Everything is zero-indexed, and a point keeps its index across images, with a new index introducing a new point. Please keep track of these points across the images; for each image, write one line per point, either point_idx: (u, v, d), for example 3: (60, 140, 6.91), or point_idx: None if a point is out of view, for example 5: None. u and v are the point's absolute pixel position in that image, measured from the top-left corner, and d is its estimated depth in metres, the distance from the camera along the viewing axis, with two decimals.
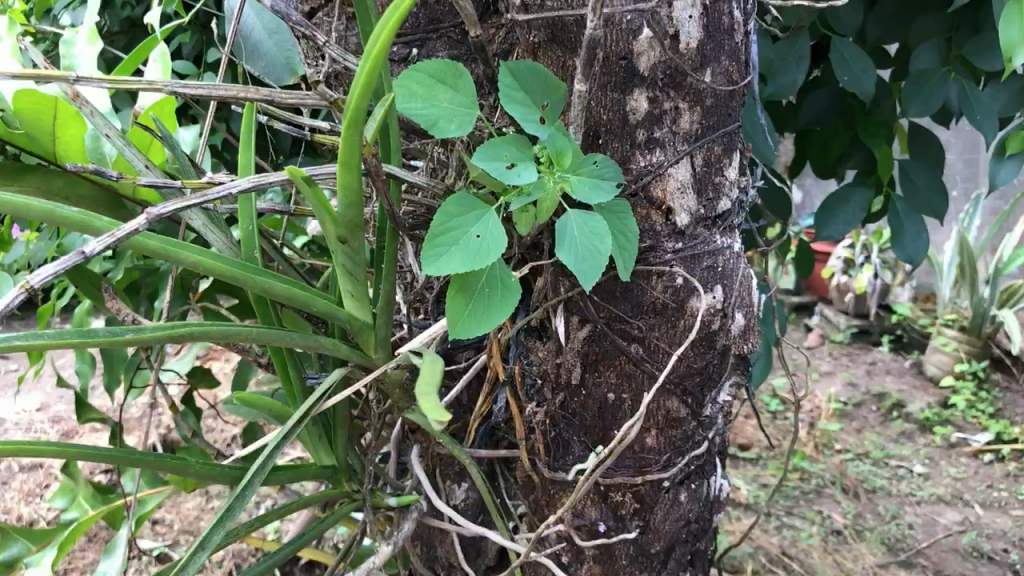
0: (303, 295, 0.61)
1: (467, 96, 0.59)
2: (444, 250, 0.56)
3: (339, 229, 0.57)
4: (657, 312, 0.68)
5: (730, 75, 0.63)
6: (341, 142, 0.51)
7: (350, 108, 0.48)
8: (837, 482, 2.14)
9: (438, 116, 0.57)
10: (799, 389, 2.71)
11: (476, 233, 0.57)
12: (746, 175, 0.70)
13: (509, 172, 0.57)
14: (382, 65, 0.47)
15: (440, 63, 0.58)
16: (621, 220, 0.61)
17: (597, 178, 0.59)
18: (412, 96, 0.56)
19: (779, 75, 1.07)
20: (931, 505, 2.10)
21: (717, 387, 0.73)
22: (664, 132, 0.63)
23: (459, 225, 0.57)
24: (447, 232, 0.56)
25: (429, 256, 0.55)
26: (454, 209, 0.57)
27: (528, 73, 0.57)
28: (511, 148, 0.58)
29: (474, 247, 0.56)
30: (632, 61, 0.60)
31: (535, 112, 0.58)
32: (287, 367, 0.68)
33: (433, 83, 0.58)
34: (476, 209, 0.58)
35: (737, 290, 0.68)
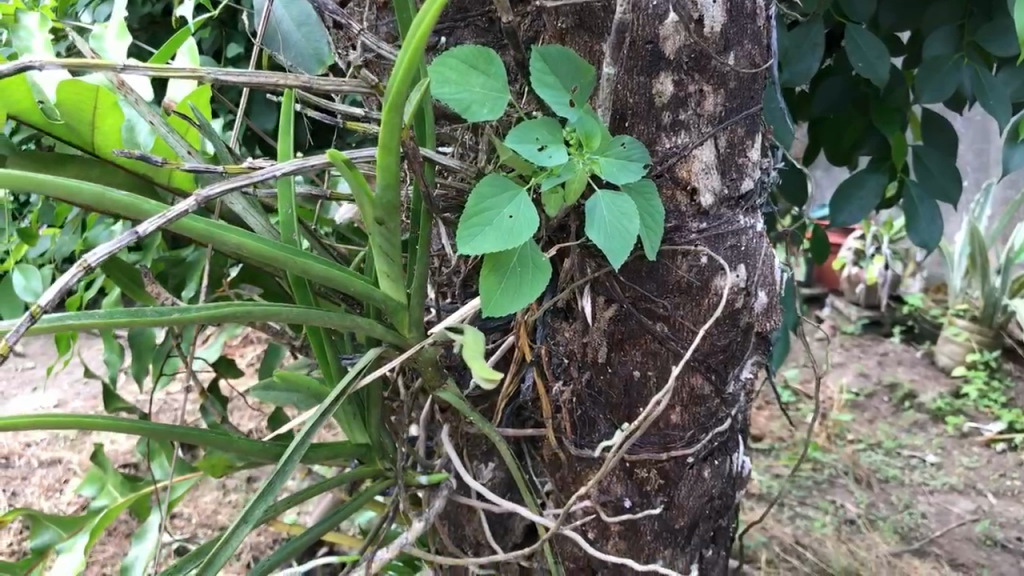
0: (340, 276, 0.63)
1: (499, 83, 0.61)
2: (478, 230, 0.58)
3: (377, 211, 0.59)
4: (682, 291, 0.70)
5: (753, 59, 0.65)
6: (381, 125, 0.53)
7: (391, 93, 0.50)
8: (849, 473, 2.16)
9: (470, 101, 0.59)
10: (812, 380, 2.72)
11: (509, 213, 0.59)
12: (769, 157, 0.71)
13: (540, 154, 0.59)
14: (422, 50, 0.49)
15: (473, 51, 0.60)
16: (648, 200, 0.63)
17: (624, 159, 0.61)
18: (446, 81, 0.59)
19: (794, 63, 1.08)
20: (944, 494, 2.12)
21: (739, 364, 0.75)
22: (689, 114, 0.64)
23: (493, 206, 0.59)
24: (482, 212, 0.58)
25: (464, 236, 0.57)
26: (488, 190, 0.59)
27: (558, 58, 0.59)
28: (542, 131, 0.60)
29: (508, 228, 0.58)
30: (658, 45, 0.62)
31: (565, 96, 0.60)
32: (323, 346, 0.70)
33: (466, 69, 0.60)
34: (509, 190, 0.60)
35: (759, 270, 0.70)
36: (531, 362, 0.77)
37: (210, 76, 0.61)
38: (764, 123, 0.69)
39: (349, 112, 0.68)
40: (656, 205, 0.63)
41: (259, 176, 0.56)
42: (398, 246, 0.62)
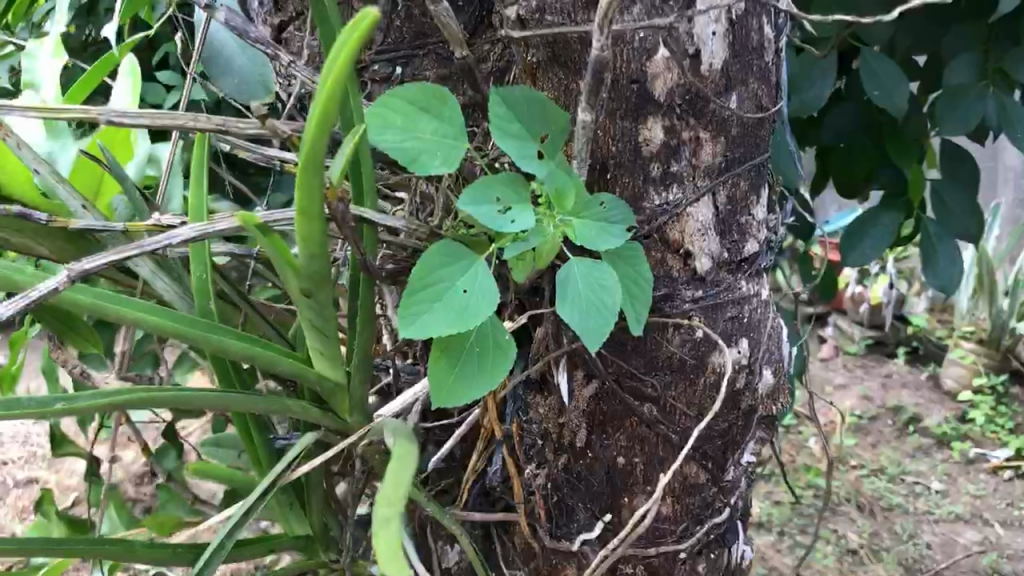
0: (265, 355, 0.53)
1: (455, 128, 0.51)
2: (425, 307, 0.48)
3: (302, 283, 0.49)
4: (674, 369, 0.60)
5: (759, 100, 0.55)
6: (297, 187, 0.42)
7: (305, 149, 0.40)
8: (852, 499, 2.04)
9: (418, 150, 0.49)
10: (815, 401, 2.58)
11: (463, 287, 0.49)
12: (778, 212, 0.61)
13: (500, 219, 0.48)
14: (332, 119, 0.38)
15: (423, 90, 0.50)
16: (633, 268, 0.53)
17: (604, 221, 0.51)
18: (390, 125, 0.49)
19: (804, 91, 0.97)
20: (949, 524, 2.00)
21: (740, 448, 0.64)
22: (682, 165, 0.54)
23: (444, 279, 0.49)
24: (431, 287, 0.48)
25: (406, 315, 0.47)
26: (439, 261, 0.49)
27: (525, 100, 0.49)
28: (505, 188, 0.49)
29: (459, 306, 0.48)
30: (645, 85, 0.51)
31: (533, 145, 0.50)
32: (253, 432, 0.60)
33: (414, 111, 0.50)
34: (465, 259, 0.50)
35: (764, 345, 0.60)
36: (500, 440, 0.67)
37: (102, 117, 0.50)
38: (771, 173, 0.59)
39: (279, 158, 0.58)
40: (642, 274, 0.53)
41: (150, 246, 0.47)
42: (333, 322, 0.52)
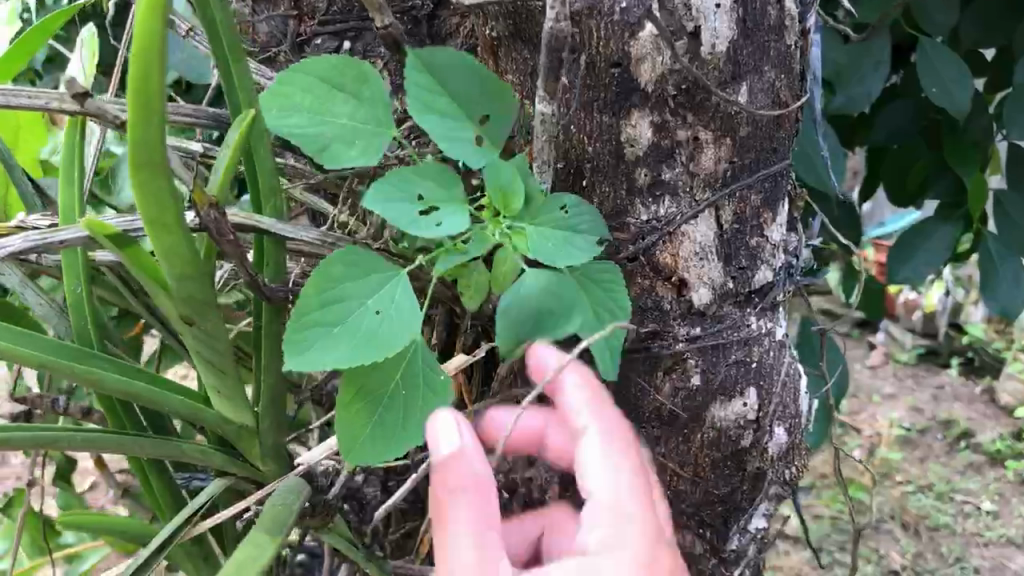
0: (149, 391, 0.42)
1: (380, 112, 0.39)
2: (322, 332, 0.35)
3: (177, 306, 0.39)
4: (663, 422, 0.48)
5: (776, 92, 0.43)
6: (145, 206, 0.33)
7: (136, 156, 0.31)
8: (895, 516, 1.54)
9: (328, 138, 0.37)
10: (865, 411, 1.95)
11: (375, 308, 0.36)
12: (801, 232, 0.49)
13: (424, 219, 0.37)
14: (158, 106, 0.30)
15: (336, 63, 0.38)
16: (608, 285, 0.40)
17: (566, 230, 0.39)
18: (289, 102, 0.37)
19: (850, 86, 0.83)
20: (1004, 548, 1.48)
21: (748, 514, 0.51)
22: (675, 172, 0.43)
23: (347, 297, 0.36)
24: (330, 306, 0.36)
25: (296, 341, 0.34)
26: (341, 275, 0.37)
27: (455, 71, 0.39)
28: (434, 184, 0.38)
29: (369, 329, 0.35)
30: (628, 70, 0.41)
31: (469, 130, 0.39)
32: (150, 475, 0.50)
33: (324, 90, 0.38)
34: (379, 278, 0.37)
35: (777, 396, 0.48)
36: None
37: None
38: (792, 182, 0.48)
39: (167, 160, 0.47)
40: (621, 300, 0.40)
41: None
42: (230, 355, 0.42)
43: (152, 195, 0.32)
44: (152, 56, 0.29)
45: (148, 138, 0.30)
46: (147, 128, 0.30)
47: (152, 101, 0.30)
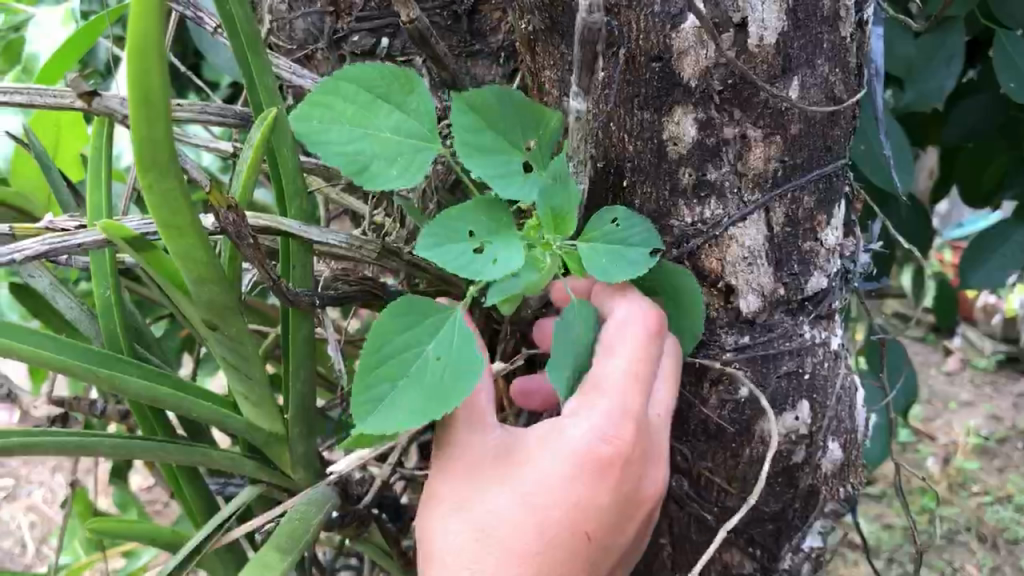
0: (177, 397, 0.41)
1: (424, 124, 0.38)
2: (386, 390, 0.34)
3: (199, 312, 0.38)
4: (710, 435, 0.46)
5: (831, 88, 0.40)
6: (156, 207, 0.32)
7: (142, 157, 0.30)
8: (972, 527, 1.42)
9: (370, 156, 0.36)
10: (937, 416, 1.80)
11: (433, 354, 0.35)
12: (859, 236, 0.46)
13: (483, 256, 0.35)
14: (161, 105, 0.29)
15: (378, 72, 0.37)
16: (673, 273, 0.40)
17: (619, 246, 0.37)
18: (334, 119, 0.36)
19: (921, 81, 0.78)
20: None
21: (802, 533, 0.48)
22: (722, 172, 0.41)
23: (407, 348, 0.35)
24: (387, 361, 0.34)
25: (360, 400, 0.33)
26: (393, 323, 0.35)
27: (501, 104, 0.38)
28: (484, 216, 0.37)
29: (429, 382, 0.34)
30: (670, 64, 0.38)
31: (516, 158, 0.38)
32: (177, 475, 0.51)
33: (370, 100, 0.37)
34: (434, 318, 0.36)
35: (831, 411, 0.45)
36: None
37: None
38: (850, 183, 0.45)
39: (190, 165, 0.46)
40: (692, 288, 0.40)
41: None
42: (257, 361, 0.41)
43: (163, 193, 0.31)
44: (151, 52, 0.28)
45: (154, 136, 0.29)
46: (152, 126, 0.29)
47: (156, 95, 0.29)
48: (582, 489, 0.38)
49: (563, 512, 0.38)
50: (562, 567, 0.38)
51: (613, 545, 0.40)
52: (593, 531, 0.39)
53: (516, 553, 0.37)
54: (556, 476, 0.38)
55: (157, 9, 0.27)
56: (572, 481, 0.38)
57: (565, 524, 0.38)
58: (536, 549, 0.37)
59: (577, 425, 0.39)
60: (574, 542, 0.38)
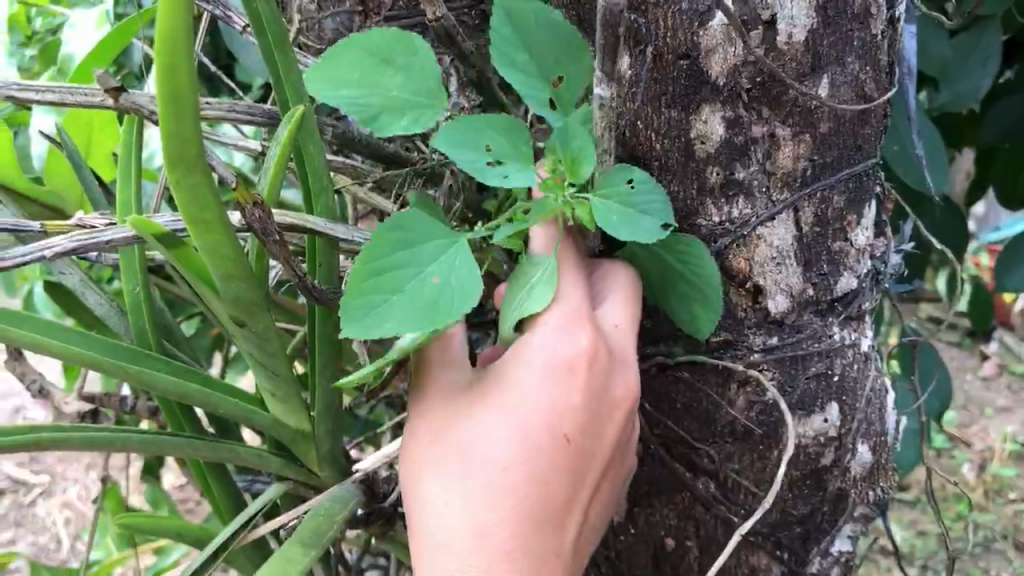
0: (204, 394, 0.42)
1: (430, 81, 0.38)
2: (379, 301, 0.33)
3: (227, 309, 0.38)
4: (737, 437, 0.46)
5: (861, 86, 0.40)
6: (183, 203, 0.32)
7: (169, 155, 0.30)
8: (1010, 535, 1.40)
9: (379, 109, 0.37)
10: (973, 422, 1.77)
11: (433, 274, 0.34)
12: (890, 236, 0.46)
13: (490, 171, 0.35)
14: (189, 103, 0.29)
15: (383, 34, 0.37)
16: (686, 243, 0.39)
17: (630, 206, 0.37)
18: (345, 77, 0.36)
19: (956, 82, 0.77)
20: None
21: (831, 536, 0.48)
22: (750, 171, 0.40)
23: (408, 262, 0.34)
24: (387, 271, 0.33)
25: (355, 298, 0.32)
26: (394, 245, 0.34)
27: (540, 25, 0.37)
28: (506, 137, 0.36)
29: (425, 300, 0.33)
30: (698, 61, 0.38)
31: (542, 92, 0.38)
32: (205, 471, 0.51)
33: (375, 65, 0.37)
34: (436, 242, 0.35)
35: (861, 413, 0.45)
36: None
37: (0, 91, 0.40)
38: (880, 183, 0.44)
39: (218, 163, 0.47)
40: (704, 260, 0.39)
41: (20, 254, 0.37)
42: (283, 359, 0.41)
43: (190, 189, 0.32)
44: (177, 51, 0.28)
45: (182, 134, 0.30)
46: (180, 124, 0.29)
47: (183, 93, 0.29)
48: (556, 392, 0.38)
49: (538, 417, 0.38)
50: (548, 470, 0.37)
51: (599, 451, 0.39)
52: (572, 433, 0.38)
53: (497, 464, 0.37)
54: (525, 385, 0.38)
55: (184, 8, 0.27)
56: (543, 386, 0.38)
57: (540, 428, 0.37)
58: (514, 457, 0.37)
59: (540, 337, 0.38)
60: (552, 446, 0.38)
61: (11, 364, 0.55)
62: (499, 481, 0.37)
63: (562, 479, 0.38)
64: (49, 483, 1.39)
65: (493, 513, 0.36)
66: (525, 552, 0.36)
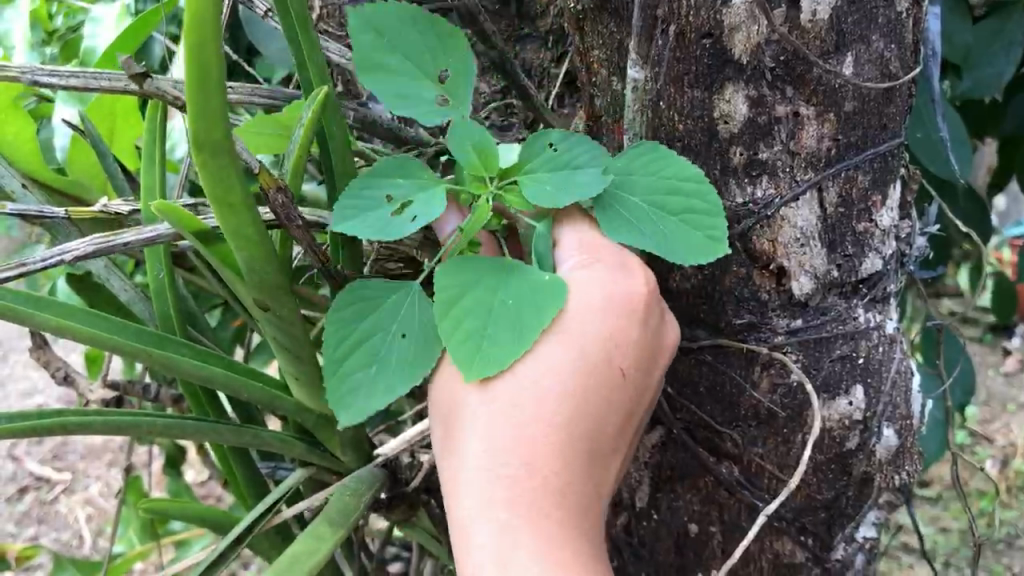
0: (227, 378, 0.42)
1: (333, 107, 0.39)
2: (358, 376, 0.35)
3: (251, 293, 0.38)
4: (761, 420, 0.45)
5: (886, 64, 0.39)
6: (206, 183, 0.32)
7: (194, 134, 0.30)
8: None
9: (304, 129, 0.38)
10: (996, 417, 1.75)
11: (398, 331, 0.36)
12: (915, 218, 0.45)
13: (398, 218, 0.36)
14: (215, 81, 0.29)
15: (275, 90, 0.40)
16: (648, 152, 0.38)
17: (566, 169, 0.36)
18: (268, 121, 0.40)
19: (978, 70, 0.76)
20: None
21: (855, 521, 0.47)
22: (775, 151, 0.40)
23: (372, 330, 0.36)
24: (360, 345, 0.36)
25: (338, 391, 0.35)
26: (353, 310, 0.36)
27: (398, 31, 0.37)
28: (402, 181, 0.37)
29: (401, 360, 0.35)
30: (720, 40, 0.38)
31: (429, 88, 0.38)
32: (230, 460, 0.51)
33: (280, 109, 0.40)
34: (391, 291, 0.37)
35: (887, 396, 0.44)
36: None
37: (24, 76, 0.40)
38: (906, 163, 0.44)
39: None
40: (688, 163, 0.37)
41: (40, 259, 0.37)
42: (306, 343, 0.41)
43: (215, 169, 0.32)
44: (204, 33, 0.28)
45: (208, 113, 0.30)
46: (206, 102, 0.29)
47: (210, 71, 0.29)
48: (612, 323, 0.37)
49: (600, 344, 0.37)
50: (599, 403, 0.36)
51: (645, 391, 0.39)
52: (628, 369, 0.37)
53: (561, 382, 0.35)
54: (593, 309, 0.37)
55: None
56: (602, 316, 0.37)
57: (599, 357, 0.36)
58: (578, 379, 0.36)
59: (589, 272, 0.38)
60: (611, 379, 0.37)
61: (36, 352, 0.56)
62: (558, 405, 0.35)
63: (614, 415, 0.37)
64: (71, 481, 1.40)
65: (548, 431, 0.35)
66: (567, 483, 0.35)
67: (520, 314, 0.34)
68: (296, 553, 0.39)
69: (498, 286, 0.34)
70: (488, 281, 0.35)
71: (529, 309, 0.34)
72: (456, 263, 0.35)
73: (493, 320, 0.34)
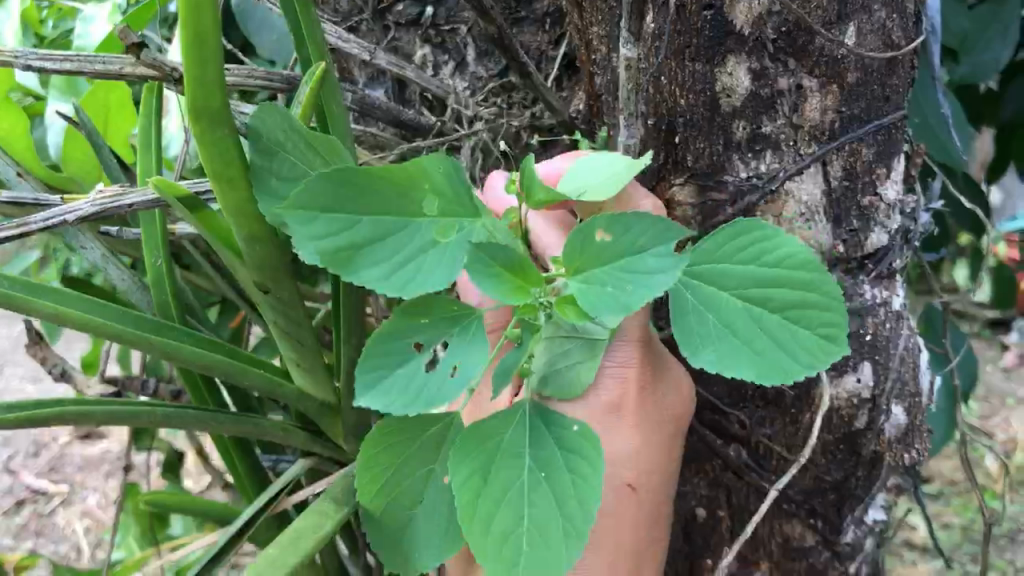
0: (227, 363, 0.41)
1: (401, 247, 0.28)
2: (386, 471, 0.34)
3: (251, 274, 0.37)
4: (768, 400, 0.45)
5: (888, 34, 0.39)
6: (203, 155, 0.32)
7: (189, 99, 0.30)
8: None
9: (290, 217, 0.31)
10: (996, 412, 1.73)
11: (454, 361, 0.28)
12: (919, 192, 0.45)
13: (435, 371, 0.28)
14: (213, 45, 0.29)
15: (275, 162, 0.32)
16: (755, 232, 0.30)
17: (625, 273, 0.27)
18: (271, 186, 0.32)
19: (975, 54, 0.75)
20: None
21: (864, 503, 0.47)
22: (777, 124, 0.40)
23: (429, 330, 0.29)
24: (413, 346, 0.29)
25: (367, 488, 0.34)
26: (388, 450, 0.34)
27: (445, 191, 0.29)
28: (432, 318, 0.30)
29: (446, 504, 0.34)
30: (721, 11, 0.38)
31: (426, 223, 0.28)
32: (232, 452, 0.51)
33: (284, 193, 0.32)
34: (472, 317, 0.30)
35: (896, 373, 0.43)
36: None
37: (18, 60, 0.40)
38: (909, 137, 0.43)
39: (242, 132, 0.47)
40: (793, 243, 0.30)
41: (40, 220, 0.36)
42: (307, 325, 0.41)
43: (214, 140, 0.31)
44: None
45: (206, 81, 0.30)
46: (204, 70, 0.29)
47: (204, 30, 0.29)
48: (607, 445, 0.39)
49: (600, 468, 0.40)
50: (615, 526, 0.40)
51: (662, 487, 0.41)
52: (635, 481, 0.40)
53: None
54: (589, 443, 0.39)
55: None
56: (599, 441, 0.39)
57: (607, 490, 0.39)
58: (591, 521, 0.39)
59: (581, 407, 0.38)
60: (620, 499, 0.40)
61: (33, 348, 0.55)
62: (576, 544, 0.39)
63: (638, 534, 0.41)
64: (68, 492, 1.39)
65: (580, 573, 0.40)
66: None
67: (556, 488, 0.28)
68: (305, 527, 0.39)
69: (521, 457, 0.29)
70: (499, 452, 0.29)
71: (566, 478, 0.28)
72: (466, 437, 0.29)
73: (527, 508, 0.28)
